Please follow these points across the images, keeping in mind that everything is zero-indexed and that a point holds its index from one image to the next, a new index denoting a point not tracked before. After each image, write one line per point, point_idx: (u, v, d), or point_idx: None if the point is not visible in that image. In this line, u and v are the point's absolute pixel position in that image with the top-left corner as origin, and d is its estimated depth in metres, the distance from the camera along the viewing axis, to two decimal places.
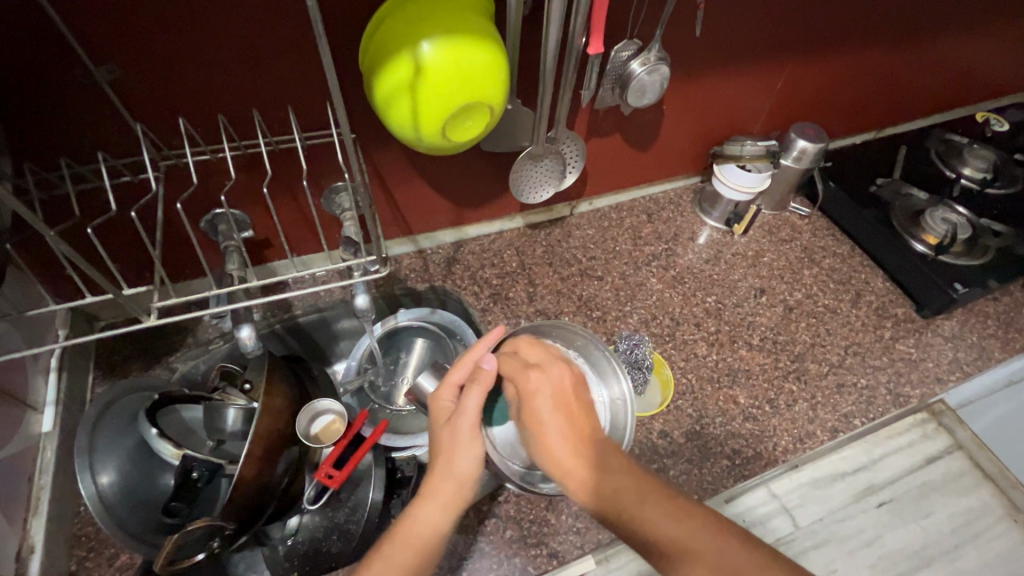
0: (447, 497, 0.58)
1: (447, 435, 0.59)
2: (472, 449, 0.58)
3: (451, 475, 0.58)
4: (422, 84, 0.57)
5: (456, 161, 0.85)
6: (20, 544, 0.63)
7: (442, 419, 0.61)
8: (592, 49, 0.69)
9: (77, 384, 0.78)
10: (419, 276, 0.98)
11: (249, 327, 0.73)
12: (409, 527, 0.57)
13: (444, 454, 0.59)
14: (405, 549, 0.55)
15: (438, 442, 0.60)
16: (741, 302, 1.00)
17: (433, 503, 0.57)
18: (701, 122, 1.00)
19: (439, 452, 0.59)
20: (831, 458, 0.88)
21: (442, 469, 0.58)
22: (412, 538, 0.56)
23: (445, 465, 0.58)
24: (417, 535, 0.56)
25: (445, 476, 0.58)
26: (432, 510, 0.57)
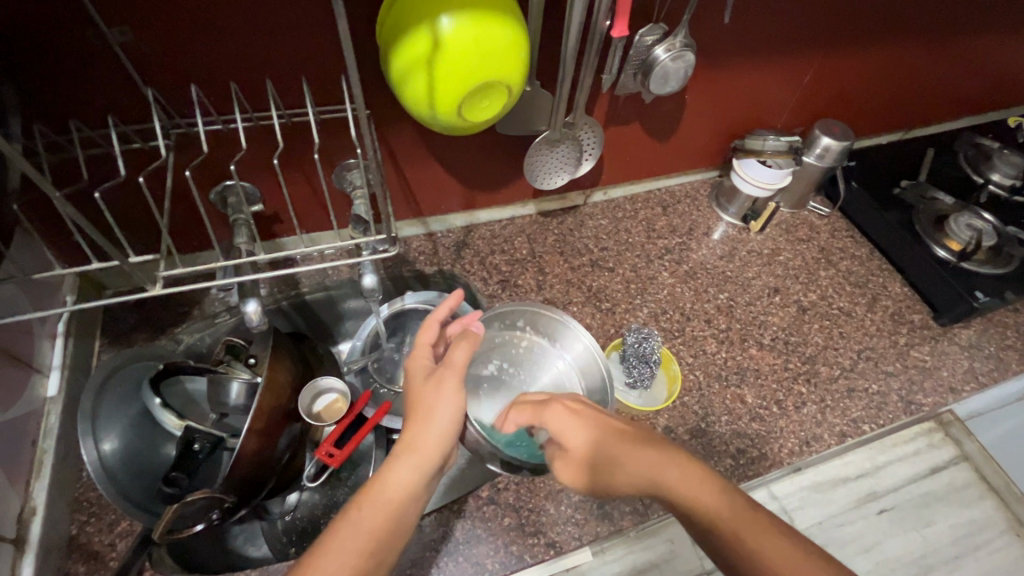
0: (425, 451, 0.55)
1: (432, 385, 0.58)
2: (453, 403, 0.58)
3: (430, 425, 0.56)
4: (439, 60, 0.56)
5: (471, 143, 0.84)
6: (23, 505, 0.64)
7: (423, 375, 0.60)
8: (616, 32, 0.66)
9: (83, 349, 0.78)
10: (428, 259, 0.97)
11: (256, 300, 0.70)
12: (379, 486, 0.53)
13: (424, 410, 0.57)
14: (374, 506, 0.51)
15: (422, 397, 0.58)
16: (753, 300, 0.98)
17: (410, 460, 0.54)
18: (723, 113, 0.97)
19: (421, 409, 0.57)
20: (834, 463, 0.86)
21: (422, 423, 0.56)
22: (386, 498, 0.52)
23: (426, 415, 0.57)
24: (395, 492, 0.53)
25: (427, 426, 0.56)
26: (408, 468, 0.54)
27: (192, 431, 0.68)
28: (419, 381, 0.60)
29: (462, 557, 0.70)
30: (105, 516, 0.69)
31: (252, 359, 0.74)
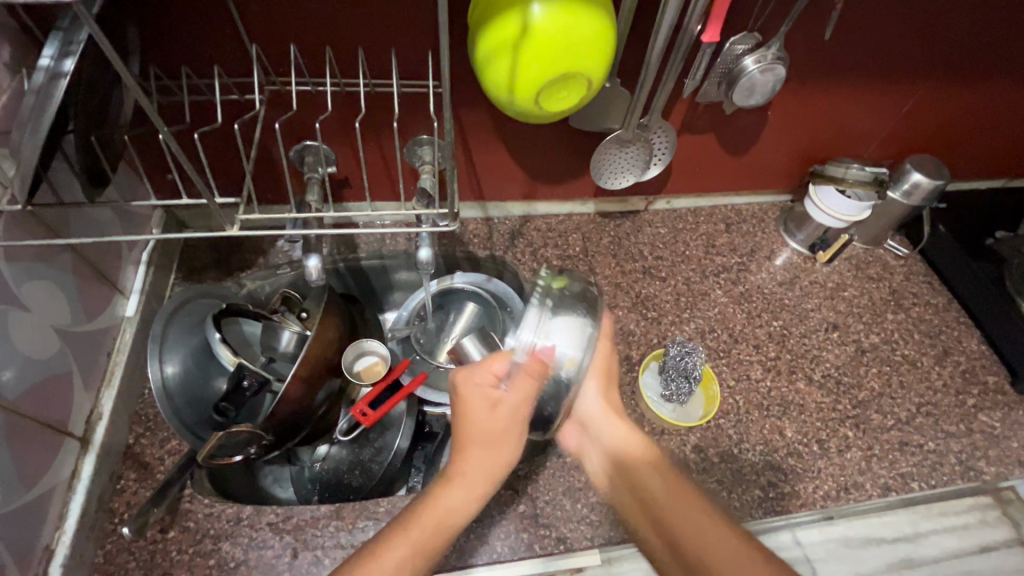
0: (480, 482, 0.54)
1: (487, 409, 0.55)
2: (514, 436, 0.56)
3: (489, 450, 0.54)
4: (525, 45, 0.57)
5: (542, 133, 0.84)
6: (92, 410, 0.70)
7: (485, 416, 0.55)
8: (706, 37, 0.64)
9: (160, 278, 0.85)
10: (482, 242, 0.99)
11: (317, 257, 0.74)
12: (434, 507, 0.51)
13: (494, 435, 0.55)
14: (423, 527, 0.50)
15: (478, 417, 0.55)
16: (809, 333, 0.94)
17: (464, 486, 0.53)
18: (806, 135, 0.93)
19: (487, 431, 0.55)
20: (872, 520, 0.78)
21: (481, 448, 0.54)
22: (441, 521, 0.51)
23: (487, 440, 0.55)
24: (444, 517, 0.51)
25: (484, 452, 0.54)
26: (461, 495, 0.52)
27: (243, 368, 0.71)
28: (478, 401, 0.56)
29: (472, 534, 0.71)
30: (158, 433, 0.73)
31: (303, 313, 0.80)
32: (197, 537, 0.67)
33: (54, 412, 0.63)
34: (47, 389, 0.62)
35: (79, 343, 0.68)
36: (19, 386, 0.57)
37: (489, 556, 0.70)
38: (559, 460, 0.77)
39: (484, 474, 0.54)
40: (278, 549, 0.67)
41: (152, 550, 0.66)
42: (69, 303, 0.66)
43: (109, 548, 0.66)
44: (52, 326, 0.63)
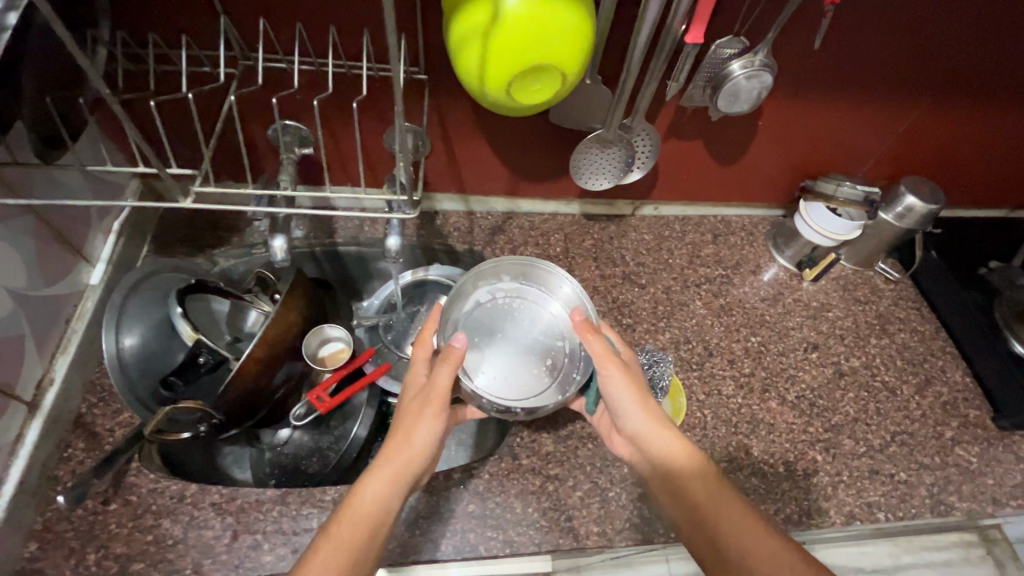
0: (400, 469, 0.57)
1: (409, 407, 0.60)
2: (431, 426, 0.58)
3: (410, 440, 0.58)
4: (496, 33, 0.55)
5: (524, 128, 0.83)
6: (43, 375, 0.69)
7: (410, 400, 0.60)
8: (690, 38, 0.63)
9: (131, 250, 0.84)
10: (461, 236, 0.98)
11: (282, 238, 0.73)
12: (356, 503, 0.55)
13: (410, 424, 0.58)
14: (353, 523, 0.54)
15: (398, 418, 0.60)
16: (787, 351, 0.91)
17: (381, 476, 0.56)
18: (798, 149, 0.91)
19: (407, 422, 0.59)
20: (852, 549, 0.78)
21: (399, 440, 0.58)
22: (361, 509, 0.55)
23: (404, 432, 0.58)
24: (367, 507, 0.55)
25: (403, 443, 0.58)
26: (386, 485, 0.56)
27: (200, 343, 0.71)
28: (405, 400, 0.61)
29: (417, 531, 0.69)
30: (111, 404, 0.73)
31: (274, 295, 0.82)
32: (138, 512, 0.66)
33: None
34: None
35: (34, 306, 0.68)
36: None
37: (432, 553, 0.68)
38: (514, 462, 0.75)
39: (405, 457, 0.57)
40: (218, 530, 0.66)
41: (92, 521, 0.65)
42: (26, 267, 0.66)
43: (49, 516, 0.65)
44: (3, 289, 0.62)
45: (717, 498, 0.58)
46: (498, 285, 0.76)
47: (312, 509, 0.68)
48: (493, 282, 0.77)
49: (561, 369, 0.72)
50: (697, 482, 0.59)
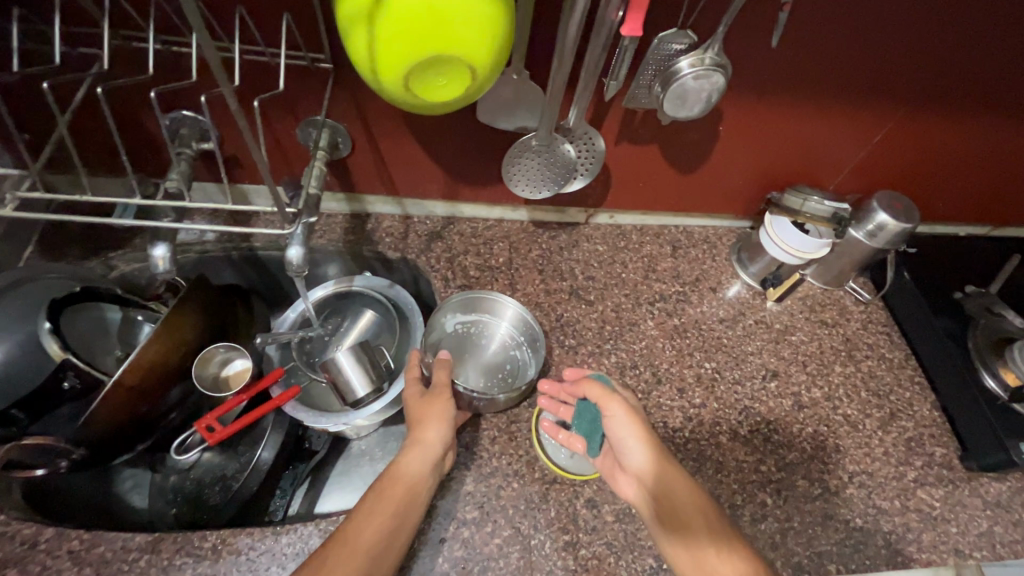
0: (428, 451, 0.63)
1: (423, 402, 0.66)
2: (445, 415, 0.65)
3: (432, 428, 0.64)
4: (382, 14, 0.46)
5: (454, 127, 0.74)
6: None
7: (416, 395, 0.68)
8: (626, 30, 0.53)
9: (7, 252, 0.75)
10: (394, 242, 0.89)
11: (163, 246, 0.66)
12: (395, 474, 0.61)
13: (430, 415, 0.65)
14: (394, 491, 0.60)
15: (416, 412, 0.66)
16: (743, 379, 0.84)
17: (414, 454, 0.62)
18: (763, 158, 0.83)
19: (424, 414, 0.65)
20: None
21: (419, 428, 0.64)
22: (397, 484, 0.60)
23: (420, 424, 0.64)
24: (404, 481, 0.61)
25: (424, 431, 0.64)
26: (421, 457, 0.62)
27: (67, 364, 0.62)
28: (415, 398, 0.67)
29: None
30: None
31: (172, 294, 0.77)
32: None
33: None
34: None
35: None
36: None
37: None
38: (428, 503, 0.67)
39: (434, 439, 0.63)
40: None
41: None
42: None
43: None
44: None
45: (715, 527, 0.56)
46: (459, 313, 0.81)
47: (187, 559, 0.60)
48: (455, 314, 0.80)
49: (515, 377, 0.78)
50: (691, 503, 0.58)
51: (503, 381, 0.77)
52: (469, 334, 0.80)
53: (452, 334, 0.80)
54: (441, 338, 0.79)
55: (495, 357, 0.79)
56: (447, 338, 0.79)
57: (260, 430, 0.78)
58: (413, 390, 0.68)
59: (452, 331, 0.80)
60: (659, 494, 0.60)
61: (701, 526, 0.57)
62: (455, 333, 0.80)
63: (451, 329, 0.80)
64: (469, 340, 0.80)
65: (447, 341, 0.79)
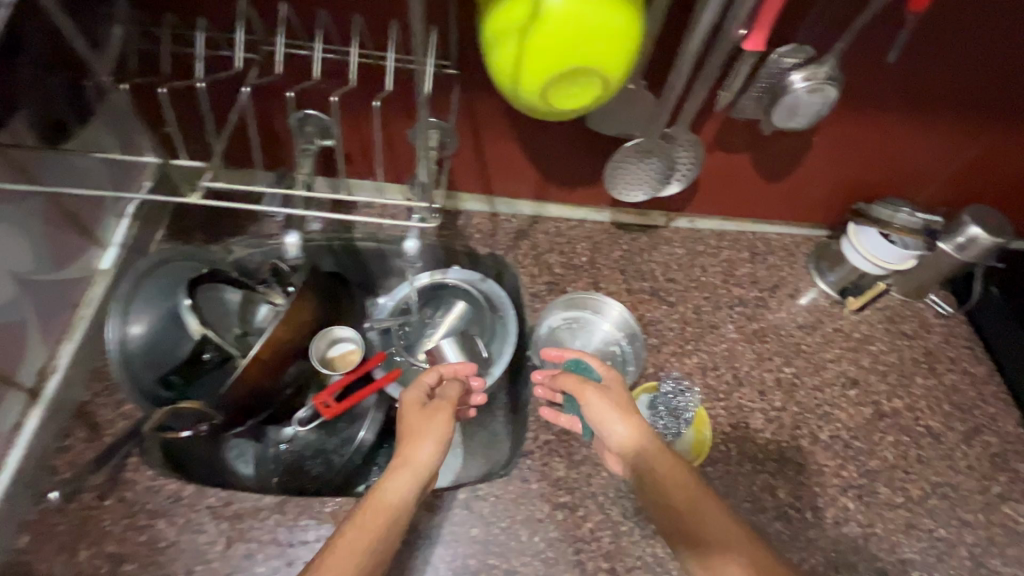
0: (416, 470, 0.59)
1: (418, 418, 0.63)
2: (440, 433, 0.62)
3: (424, 447, 0.61)
4: (534, 30, 0.50)
5: (557, 131, 0.78)
6: (47, 360, 0.67)
7: (417, 406, 0.65)
8: (749, 45, 0.56)
9: (145, 234, 0.82)
10: (484, 239, 0.93)
11: (298, 236, 0.73)
12: (379, 495, 0.56)
13: (426, 434, 0.61)
14: (378, 514, 0.55)
15: (408, 428, 0.63)
16: (824, 386, 0.85)
17: (403, 474, 0.58)
18: (852, 169, 0.84)
19: (418, 430, 0.62)
20: None
21: (409, 446, 0.61)
22: (382, 504, 0.56)
23: (411, 442, 0.61)
24: (389, 500, 0.56)
25: (415, 449, 0.60)
26: (409, 478, 0.58)
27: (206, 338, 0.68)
28: (410, 413, 0.64)
29: (418, 552, 0.66)
30: (114, 394, 0.70)
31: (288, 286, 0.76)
32: (132, 510, 0.64)
33: None
34: None
35: (43, 292, 0.65)
36: None
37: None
38: (523, 486, 0.71)
39: (423, 458, 0.60)
40: (212, 535, 0.64)
41: (84, 515, 0.63)
42: (34, 247, 0.63)
43: (42, 506, 0.63)
44: (6, 271, 0.60)
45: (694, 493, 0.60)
46: (560, 309, 0.86)
47: (310, 521, 0.65)
48: (558, 310, 0.86)
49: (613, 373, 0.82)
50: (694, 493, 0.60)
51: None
52: (571, 330, 0.85)
53: (554, 327, 0.85)
54: (542, 331, 0.84)
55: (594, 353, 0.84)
56: (549, 332, 0.85)
57: (360, 411, 0.81)
58: (416, 400, 0.66)
59: (554, 325, 0.85)
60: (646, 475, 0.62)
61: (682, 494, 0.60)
62: (557, 327, 0.85)
63: (553, 323, 0.85)
64: (570, 335, 0.85)
65: (548, 335, 0.84)
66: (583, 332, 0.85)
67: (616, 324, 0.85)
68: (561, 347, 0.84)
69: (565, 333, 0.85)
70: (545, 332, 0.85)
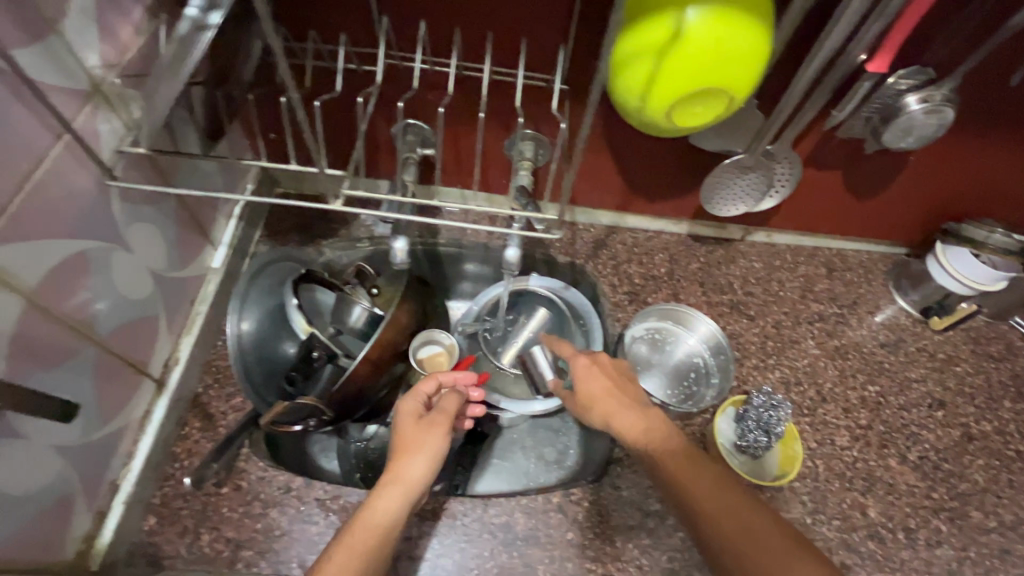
0: (409, 487, 0.55)
1: (410, 430, 0.59)
2: (433, 450, 0.57)
3: (416, 462, 0.56)
4: (673, 53, 0.51)
5: (652, 145, 0.79)
6: (170, 353, 0.71)
7: (413, 417, 0.60)
8: (872, 67, 0.58)
9: (247, 235, 0.86)
10: (564, 247, 0.95)
11: (403, 239, 0.73)
12: (368, 515, 0.52)
13: (416, 449, 0.57)
14: (364, 536, 0.50)
15: (399, 441, 0.58)
16: (909, 406, 0.84)
17: (393, 491, 0.54)
18: (944, 188, 0.83)
19: (408, 444, 0.58)
20: None
21: (398, 459, 0.56)
22: (372, 523, 0.51)
23: (401, 457, 0.56)
24: (380, 519, 0.52)
25: (405, 464, 0.56)
26: (395, 496, 0.54)
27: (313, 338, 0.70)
28: (403, 424, 0.60)
29: (517, 553, 0.68)
30: (226, 387, 0.74)
31: (374, 290, 0.76)
32: (248, 498, 0.68)
33: (137, 352, 0.63)
34: (135, 331, 0.62)
35: (170, 289, 0.69)
36: (112, 323, 0.58)
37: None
38: (615, 493, 0.72)
39: (415, 477, 0.55)
40: (323, 526, 0.67)
41: (205, 501, 0.67)
42: (167, 248, 0.67)
43: (166, 491, 0.67)
44: (147, 268, 0.63)
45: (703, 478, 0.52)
46: (647, 319, 0.86)
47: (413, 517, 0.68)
48: (645, 320, 0.86)
49: (699, 384, 0.84)
50: (703, 490, 0.51)
51: (684, 391, 0.83)
52: (656, 340, 0.86)
53: (641, 336, 0.86)
54: (631, 341, 0.85)
55: (679, 363, 0.85)
56: (636, 342, 0.86)
57: None
58: (412, 411, 0.60)
59: (640, 333, 0.86)
60: (650, 468, 0.57)
61: (698, 482, 0.52)
62: (644, 336, 0.86)
63: (639, 333, 0.86)
64: (655, 344, 0.86)
65: (636, 344, 0.85)
66: (669, 343, 0.86)
67: (703, 337, 0.85)
68: (649, 357, 0.85)
69: (652, 343, 0.86)
70: (634, 342, 0.85)
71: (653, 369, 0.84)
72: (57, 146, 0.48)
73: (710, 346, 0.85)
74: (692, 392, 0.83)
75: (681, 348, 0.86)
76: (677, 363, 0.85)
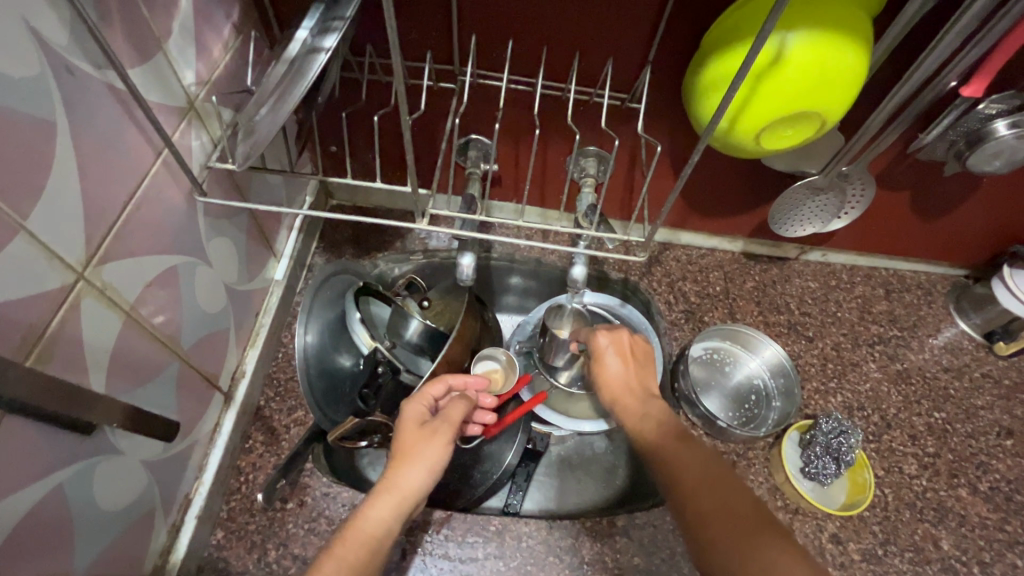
0: (406, 497, 0.51)
1: (410, 436, 0.55)
2: (437, 459, 0.54)
3: (415, 469, 0.53)
4: (769, 80, 0.50)
5: (718, 162, 0.79)
6: (237, 366, 0.70)
7: (416, 423, 0.57)
8: (965, 91, 0.56)
9: (305, 246, 0.86)
10: (618, 264, 0.92)
11: (471, 256, 0.71)
12: (360, 523, 0.49)
13: (417, 456, 0.53)
14: (354, 545, 0.48)
15: (398, 447, 0.54)
16: (976, 434, 0.82)
17: (387, 501, 0.51)
18: (1014, 209, 0.82)
19: (407, 449, 0.54)
20: None
21: (398, 465, 0.53)
22: (364, 532, 0.49)
23: (400, 463, 0.53)
24: (373, 529, 0.49)
25: (405, 472, 0.52)
26: (391, 507, 0.51)
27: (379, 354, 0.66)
28: (404, 427, 0.56)
29: None
30: (287, 401, 0.74)
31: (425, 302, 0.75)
32: (313, 515, 0.67)
33: (211, 365, 0.63)
34: (209, 344, 0.62)
35: (239, 302, 0.69)
36: (191, 338, 0.58)
37: None
38: None
39: (412, 486, 0.52)
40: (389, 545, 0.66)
41: (271, 516, 0.66)
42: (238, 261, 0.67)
43: (232, 504, 0.67)
44: (222, 283, 0.63)
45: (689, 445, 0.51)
46: (708, 340, 0.85)
47: (477, 538, 0.67)
48: (705, 341, 0.85)
49: (760, 406, 0.83)
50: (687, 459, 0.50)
51: (746, 413, 0.82)
52: (716, 361, 0.85)
53: (701, 356, 0.85)
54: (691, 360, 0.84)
55: (740, 385, 0.84)
56: (697, 362, 0.85)
57: None
58: (415, 415, 0.57)
59: (700, 353, 0.85)
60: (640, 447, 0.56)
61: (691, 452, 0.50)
62: (704, 357, 0.85)
63: (699, 353, 0.85)
64: (714, 365, 0.85)
65: (696, 364, 0.84)
66: (730, 364, 0.85)
67: (767, 360, 0.84)
68: (710, 377, 0.84)
69: (712, 364, 0.85)
70: (695, 361, 0.84)
71: (714, 390, 0.83)
72: (158, 162, 0.48)
73: (772, 369, 0.84)
74: (755, 414, 0.82)
75: (741, 370, 0.85)
76: (738, 385, 0.84)
